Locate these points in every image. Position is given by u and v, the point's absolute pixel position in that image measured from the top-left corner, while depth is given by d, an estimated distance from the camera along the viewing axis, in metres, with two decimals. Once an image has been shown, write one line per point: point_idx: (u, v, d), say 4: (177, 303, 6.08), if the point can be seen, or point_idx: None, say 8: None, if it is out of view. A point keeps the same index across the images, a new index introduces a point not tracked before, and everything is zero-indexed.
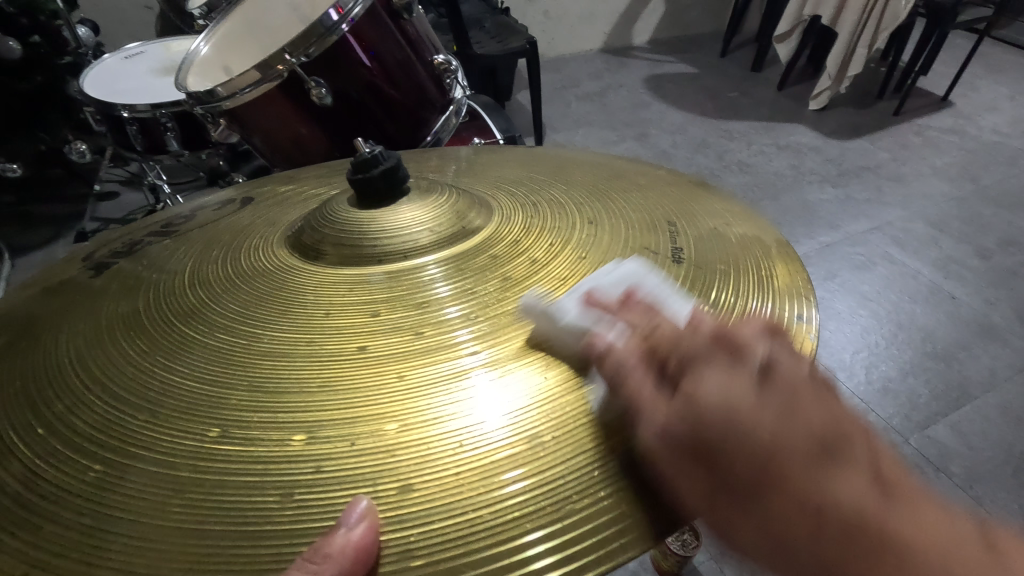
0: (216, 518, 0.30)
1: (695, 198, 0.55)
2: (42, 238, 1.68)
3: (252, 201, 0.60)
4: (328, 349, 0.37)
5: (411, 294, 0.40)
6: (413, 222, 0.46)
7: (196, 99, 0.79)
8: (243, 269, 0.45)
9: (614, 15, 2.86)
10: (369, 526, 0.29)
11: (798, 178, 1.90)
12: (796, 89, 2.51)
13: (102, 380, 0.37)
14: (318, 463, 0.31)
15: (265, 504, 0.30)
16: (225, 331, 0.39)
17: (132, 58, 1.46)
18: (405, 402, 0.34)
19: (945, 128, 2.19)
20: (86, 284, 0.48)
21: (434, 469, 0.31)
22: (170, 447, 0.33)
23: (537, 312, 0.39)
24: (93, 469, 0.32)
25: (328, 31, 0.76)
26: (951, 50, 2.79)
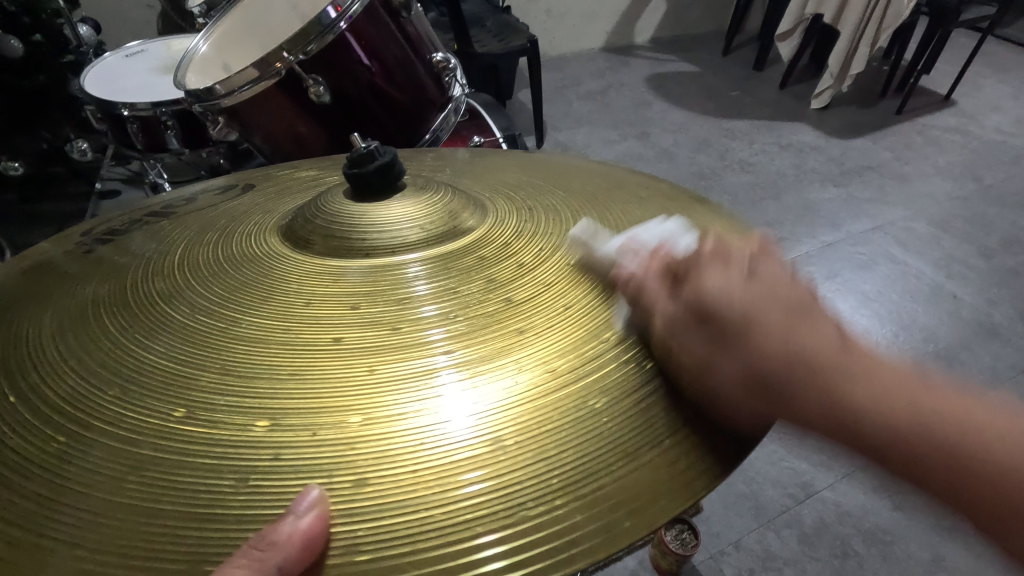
0: (169, 502, 0.30)
1: (689, 208, 0.55)
2: (43, 236, 1.68)
3: (252, 188, 0.60)
4: (300, 340, 0.37)
5: (396, 286, 0.40)
6: (403, 220, 0.46)
7: (195, 97, 0.80)
8: (227, 255, 0.45)
9: (617, 14, 2.85)
10: (319, 514, 0.29)
11: (799, 177, 1.89)
12: (798, 88, 2.50)
13: (76, 352, 0.37)
14: (277, 451, 0.31)
15: (221, 491, 0.30)
16: (201, 315, 0.39)
17: (133, 57, 1.46)
18: (371, 394, 0.34)
19: (947, 127, 2.19)
20: (72, 262, 0.48)
21: (398, 466, 0.31)
22: (134, 426, 0.33)
23: (517, 312, 0.39)
24: (56, 442, 0.33)
25: (327, 29, 0.76)
26: (955, 49, 2.78)
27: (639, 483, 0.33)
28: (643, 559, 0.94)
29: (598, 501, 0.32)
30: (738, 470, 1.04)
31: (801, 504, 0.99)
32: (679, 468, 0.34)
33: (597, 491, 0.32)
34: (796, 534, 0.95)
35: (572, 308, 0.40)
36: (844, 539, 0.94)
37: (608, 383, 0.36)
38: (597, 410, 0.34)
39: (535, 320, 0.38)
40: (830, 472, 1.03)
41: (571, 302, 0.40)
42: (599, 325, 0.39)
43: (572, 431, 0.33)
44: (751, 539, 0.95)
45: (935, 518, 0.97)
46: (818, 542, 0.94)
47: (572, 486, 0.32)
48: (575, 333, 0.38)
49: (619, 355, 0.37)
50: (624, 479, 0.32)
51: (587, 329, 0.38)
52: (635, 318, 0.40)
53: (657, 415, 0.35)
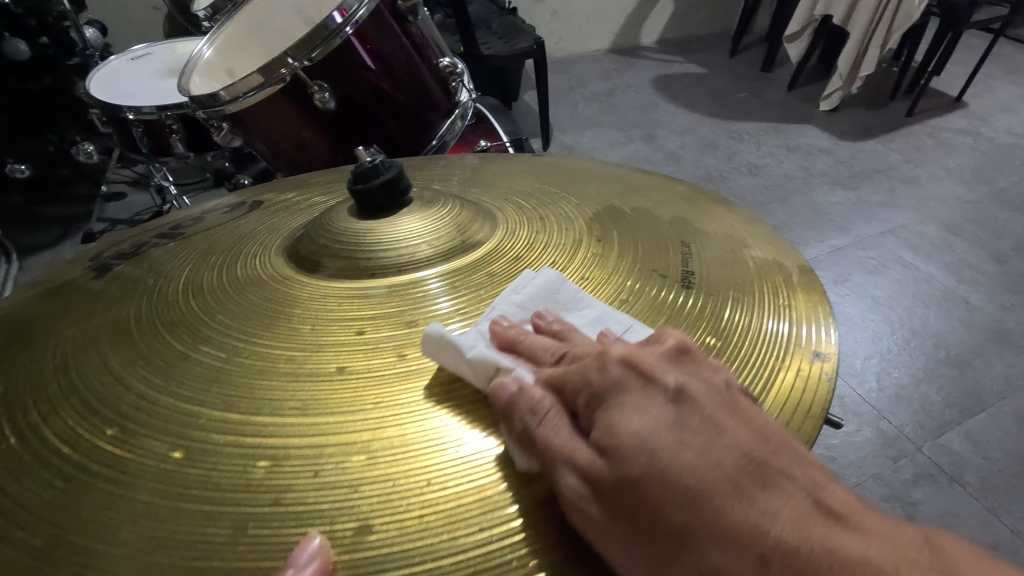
0: (173, 546, 0.29)
1: (704, 212, 0.54)
2: (49, 239, 1.68)
3: (260, 205, 0.60)
4: (308, 370, 0.36)
5: (409, 307, 0.39)
6: (413, 236, 0.45)
7: (199, 103, 0.79)
8: (231, 279, 0.44)
9: (623, 15, 2.84)
10: (321, 562, 0.27)
11: (808, 180, 1.87)
12: (806, 90, 2.48)
13: (74, 388, 0.36)
14: (281, 492, 0.30)
15: (224, 535, 0.29)
16: (204, 346, 0.38)
17: (139, 60, 1.46)
18: (380, 427, 0.32)
19: (958, 129, 2.16)
20: (82, 288, 0.47)
21: (406, 504, 0.29)
22: (136, 464, 0.32)
23: (532, 333, 0.38)
24: (54, 486, 0.31)
25: (332, 34, 0.75)
26: (965, 51, 2.75)
27: None
28: None
29: None
30: None
31: None
32: None
33: None
34: None
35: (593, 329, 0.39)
36: None
37: None
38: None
39: None
40: (840, 482, 1.02)
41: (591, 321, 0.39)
42: None
43: None
44: None
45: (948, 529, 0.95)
46: None
47: None
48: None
49: None
50: None
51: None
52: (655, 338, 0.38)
53: None
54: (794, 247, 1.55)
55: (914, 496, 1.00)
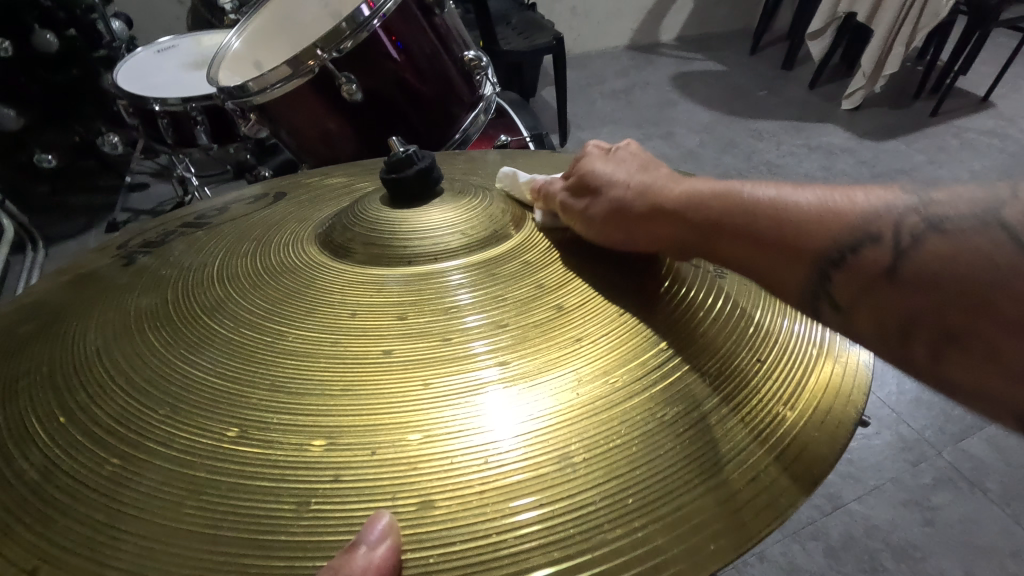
0: (234, 520, 0.30)
1: None
2: (74, 228, 1.71)
3: (284, 196, 0.60)
4: (351, 352, 0.36)
5: (446, 293, 0.40)
6: (445, 224, 0.45)
7: (228, 94, 0.80)
8: (267, 266, 0.44)
9: (642, 12, 2.82)
10: (391, 545, 0.28)
11: (829, 180, 1.85)
12: (828, 88, 2.45)
13: (122, 369, 0.37)
14: (339, 469, 0.31)
15: (283, 509, 0.30)
16: (247, 329, 0.39)
17: (164, 52, 1.48)
18: (427, 411, 0.33)
19: (984, 130, 2.12)
20: (117, 275, 0.48)
21: (464, 484, 0.30)
22: (189, 443, 0.33)
23: (565, 317, 0.38)
24: (109, 463, 0.32)
25: (360, 27, 0.76)
26: (993, 50, 2.69)
27: (726, 502, 0.31)
28: None
29: (682, 525, 0.30)
30: None
31: (828, 516, 0.96)
32: (764, 483, 0.32)
33: (678, 511, 0.31)
34: (822, 547, 0.93)
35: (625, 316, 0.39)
36: (872, 554, 0.91)
37: (671, 397, 0.35)
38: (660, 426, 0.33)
39: (587, 330, 0.37)
40: (858, 484, 1.01)
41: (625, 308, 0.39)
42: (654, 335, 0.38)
43: (637, 450, 0.32)
44: (775, 550, 0.93)
45: (969, 535, 0.93)
46: (845, 555, 0.91)
47: (650, 507, 0.31)
48: (630, 344, 0.37)
49: (681, 366, 0.36)
50: (707, 497, 0.31)
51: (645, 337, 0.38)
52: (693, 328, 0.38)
53: (732, 427, 0.34)
54: None
55: (934, 500, 0.98)
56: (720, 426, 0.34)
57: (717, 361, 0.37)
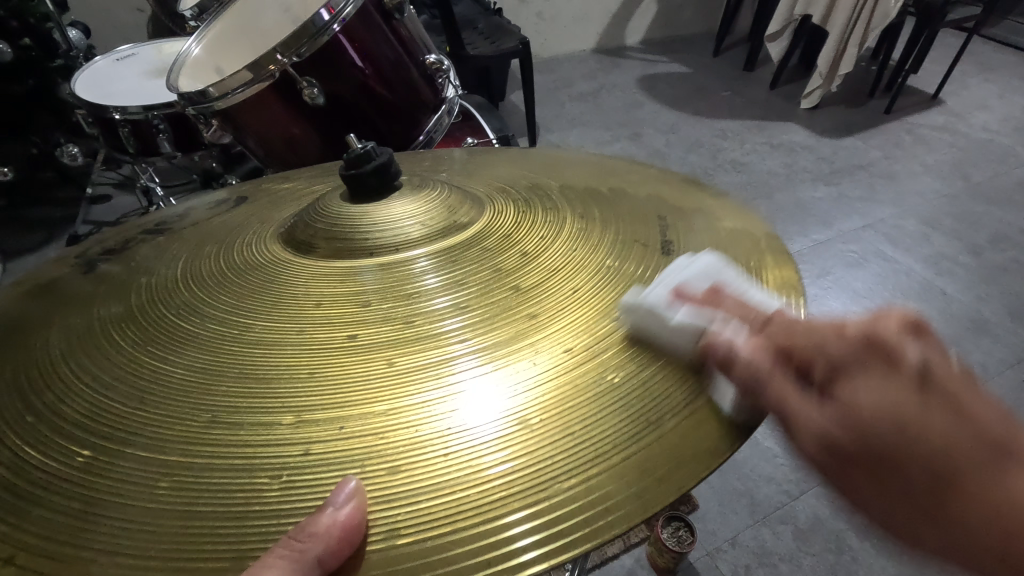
0: (206, 498, 0.30)
1: (687, 192, 0.56)
2: (34, 242, 1.66)
3: (244, 201, 0.61)
4: (316, 338, 0.37)
5: (415, 278, 0.41)
6: (409, 214, 0.47)
7: (189, 100, 0.79)
8: (233, 265, 0.45)
9: (608, 15, 2.87)
10: (357, 505, 0.29)
11: (791, 176, 1.91)
12: (788, 88, 2.53)
13: (89, 369, 0.38)
14: (307, 446, 0.32)
15: (255, 484, 0.31)
16: (214, 324, 0.39)
17: (124, 61, 1.45)
18: (393, 387, 0.34)
19: (935, 126, 2.21)
20: (79, 283, 0.48)
21: (430, 453, 0.31)
22: (164, 432, 0.33)
23: (524, 294, 0.40)
24: (80, 456, 0.33)
25: (321, 31, 0.76)
26: (941, 50, 2.81)
27: (664, 450, 0.32)
28: (640, 557, 0.95)
29: (624, 472, 0.31)
30: (733, 467, 1.05)
31: (796, 500, 1.00)
32: (706, 430, 0.33)
33: (624, 461, 0.32)
34: (791, 530, 0.96)
35: (581, 291, 0.41)
36: (838, 535, 0.95)
37: (618, 361, 0.36)
38: (610, 388, 0.35)
39: (541, 305, 0.39)
40: None
41: (583, 282, 0.41)
42: (603, 305, 0.40)
43: (589, 411, 0.33)
44: (747, 536, 0.96)
45: None
46: (813, 538, 0.95)
47: (595, 462, 0.31)
48: (586, 312, 0.39)
49: (628, 330, 0.38)
50: (648, 449, 0.32)
51: (607, 307, 0.39)
52: None
53: (671, 382, 0.35)
54: None
55: None
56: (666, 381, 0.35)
57: None
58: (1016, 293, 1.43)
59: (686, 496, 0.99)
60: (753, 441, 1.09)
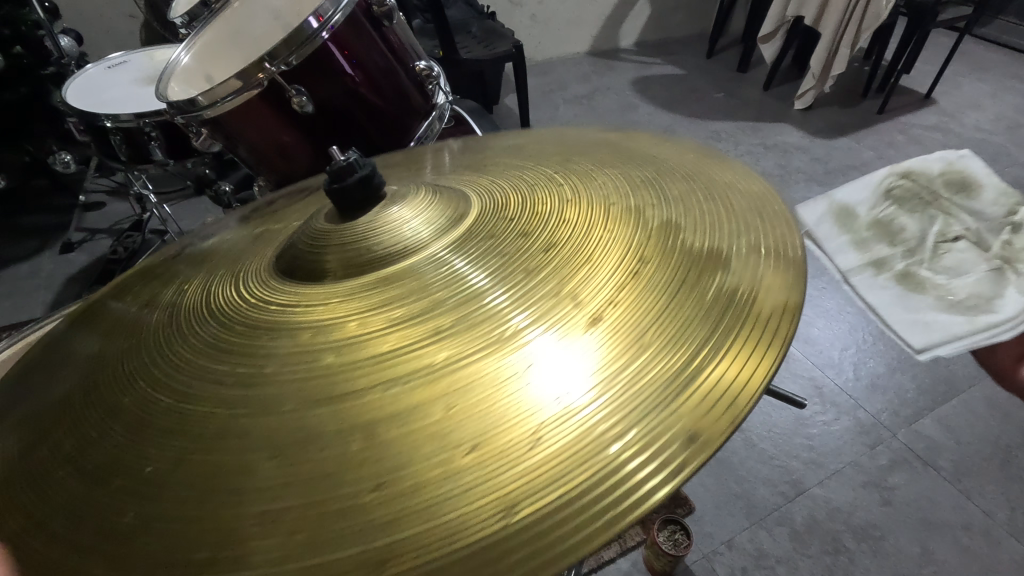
0: (313, 490, 0.33)
1: (674, 166, 0.57)
2: (27, 250, 1.66)
3: (249, 225, 0.64)
4: (325, 352, 0.39)
5: (427, 276, 0.43)
6: (407, 217, 0.48)
7: (178, 109, 0.79)
8: (252, 288, 0.47)
9: (601, 18, 2.87)
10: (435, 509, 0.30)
11: (785, 177, 1.91)
12: (782, 89, 2.54)
13: (120, 412, 0.40)
14: (390, 431, 0.34)
15: (352, 472, 0.33)
16: (227, 351, 0.41)
17: (115, 68, 1.45)
18: (407, 392, 0.36)
19: (928, 125, 2.22)
20: (96, 331, 0.50)
21: (505, 432, 0.34)
22: (249, 439, 0.35)
23: (550, 280, 0.42)
24: (131, 491, 0.35)
25: (309, 39, 0.75)
26: (933, 49, 2.83)
27: (696, 414, 0.34)
28: (636, 561, 0.94)
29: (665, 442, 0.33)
30: (729, 469, 1.05)
31: (792, 501, 1.00)
32: (727, 386, 0.35)
33: (659, 431, 0.34)
34: (788, 532, 0.96)
35: (581, 277, 0.42)
36: (835, 536, 0.95)
37: (624, 335, 0.38)
38: (625, 363, 0.36)
39: (545, 299, 0.40)
40: (820, 469, 1.04)
41: (603, 261, 0.43)
42: (607, 285, 0.41)
43: (612, 390, 0.35)
44: (744, 538, 0.96)
45: (925, 512, 0.98)
46: (809, 539, 0.95)
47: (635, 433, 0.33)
48: (614, 289, 0.41)
49: (633, 306, 0.40)
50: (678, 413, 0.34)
51: (633, 283, 0.41)
52: (637, 271, 0.42)
53: (682, 350, 0.37)
54: None
55: (890, 480, 1.02)
56: (674, 351, 0.37)
57: (663, 295, 0.40)
58: None
59: (681, 499, 1.00)
60: (750, 442, 1.09)
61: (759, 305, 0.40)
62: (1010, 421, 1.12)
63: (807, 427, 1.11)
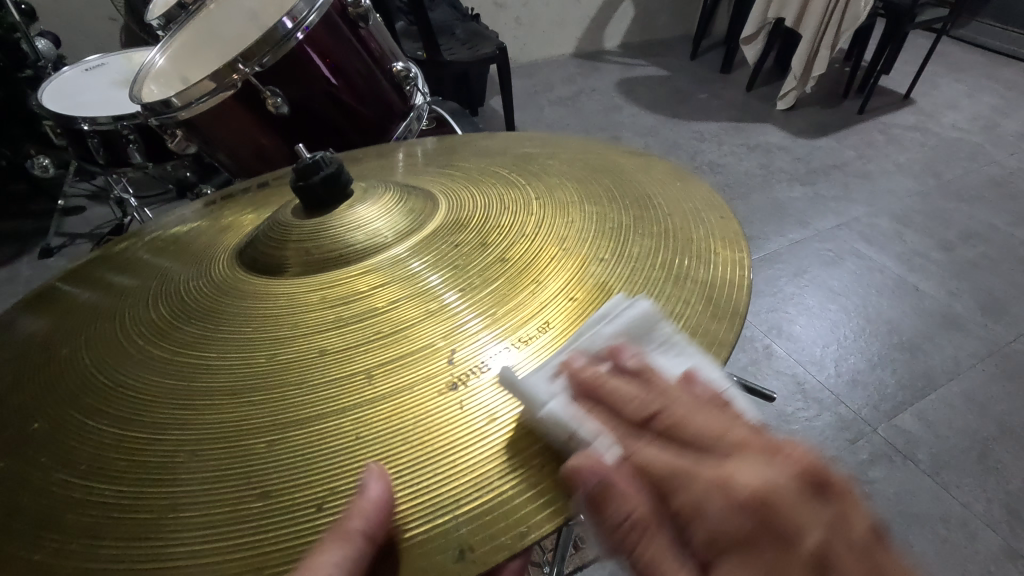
0: (178, 494, 0.34)
1: (641, 171, 0.59)
2: (6, 256, 1.63)
3: (218, 211, 0.64)
4: (284, 351, 0.40)
5: (390, 275, 0.45)
6: (372, 218, 0.49)
7: (152, 111, 0.79)
8: (212, 276, 0.49)
9: (586, 20, 2.89)
10: (383, 482, 0.32)
11: (767, 177, 1.93)
12: (764, 90, 2.57)
13: (77, 399, 0.41)
14: (337, 430, 0.35)
15: (224, 482, 0.34)
16: (187, 346, 0.42)
17: (93, 71, 1.43)
18: (357, 390, 0.37)
19: (907, 125, 2.25)
20: (62, 312, 0.50)
21: (378, 456, 0.34)
22: (204, 430, 0.37)
23: (511, 282, 0.43)
24: (82, 478, 0.36)
25: (283, 40, 0.75)
26: (912, 50, 2.87)
27: None
28: None
29: None
30: None
31: None
32: None
33: None
34: None
35: (543, 280, 0.43)
36: None
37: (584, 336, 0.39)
38: None
39: (506, 302, 0.42)
40: None
41: (541, 291, 0.43)
42: (569, 288, 0.43)
43: None
44: None
45: (905, 506, 1.00)
46: None
47: None
48: (539, 321, 0.41)
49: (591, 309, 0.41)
50: None
51: (565, 318, 0.41)
52: (598, 276, 0.44)
53: None
54: (755, 242, 1.61)
55: (870, 475, 1.04)
56: None
57: (622, 296, 0.42)
58: (987, 288, 1.46)
59: None
60: None
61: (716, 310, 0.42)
62: (986, 415, 1.14)
63: (789, 424, 1.13)
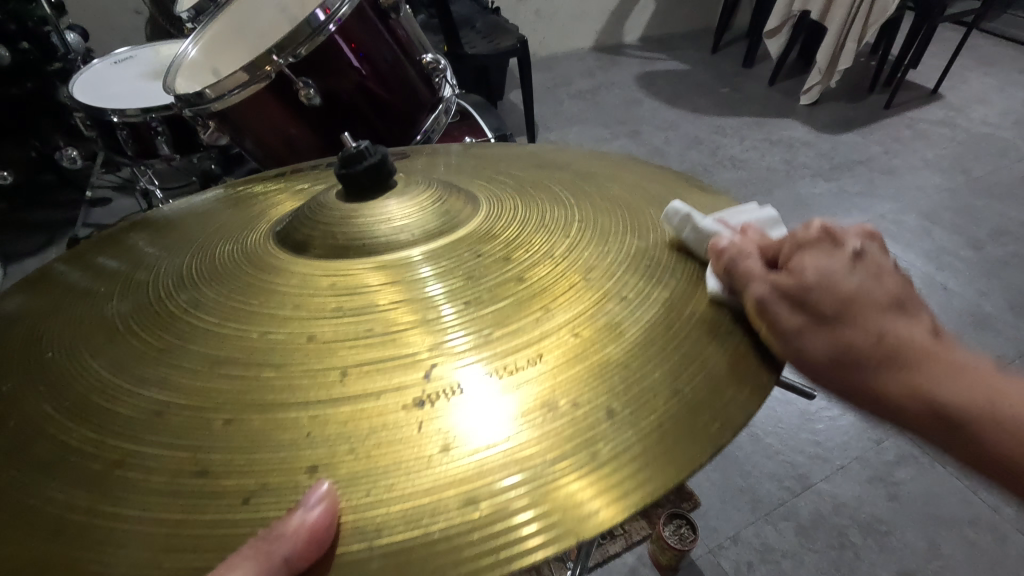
0: (135, 453, 0.34)
1: (683, 190, 0.59)
2: (35, 246, 1.66)
3: (249, 195, 0.63)
4: (278, 342, 0.39)
5: (408, 277, 0.43)
6: (402, 215, 0.48)
7: (186, 102, 0.80)
8: (242, 248, 0.49)
9: (606, 13, 2.86)
10: (326, 509, 0.30)
11: (790, 172, 1.90)
12: (787, 84, 2.52)
13: (83, 344, 0.42)
14: (301, 429, 0.34)
15: (171, 455, 0.34)
16: (186, 312, 0.43)
17: (122, 63, 1.45)
18: (335, 394, 0.36)
19: (935, 120, 2.20)
20: (84, 277, 0.51)
21: (324, 461, 0.33)
22: (176, 397, 0.37)
23: (527, 298, 0.41)
24: (58, 421, 0.37)
25: (315, 32, 0.75)
26: (940, 44, 2.81)
27: (637, 456, 0.33)
28: (643, 555, 0.94)
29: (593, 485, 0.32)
30: (733, 464, 1.05)
31: (798, 496, 1.00)
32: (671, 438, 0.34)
33: (597, 468, 0.33)
34: (793, 526, 0.96)
35: (551, 308, 0.41)
36: (841, 530, 0.95)
37: (583, 376, 0.37)
38: (569, 408, 0.35)
39: (510, 318, 0.40)
40: (825, 465, 1.04)
41: (547, 320, 0.40)
42: (578, 322, 0.40)
43: (555, 420, 0.34)
44: (749, 532, 0.96)
45: (933, 508, 0.98)
46: (815, 533, 0.95)
47: (569, 461, 0.33)
48: (531, 351, 0.38)
49: (595, 346, 0.38)
50: (617, 453, 0.33)
51: (561, 353, 0.38)
52: (617, 311, 0.41)
53: (643, 400, 0.36)
54: None
55: (896, 475, 1.03)
56: (638, 391, 0.36)
57: (633, 338, 0.39)
58: (1018, 287, 1.42)
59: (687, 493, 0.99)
60: (755, 437, 1.09)
61: (746, 375, 0.38)
62: None
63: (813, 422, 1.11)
